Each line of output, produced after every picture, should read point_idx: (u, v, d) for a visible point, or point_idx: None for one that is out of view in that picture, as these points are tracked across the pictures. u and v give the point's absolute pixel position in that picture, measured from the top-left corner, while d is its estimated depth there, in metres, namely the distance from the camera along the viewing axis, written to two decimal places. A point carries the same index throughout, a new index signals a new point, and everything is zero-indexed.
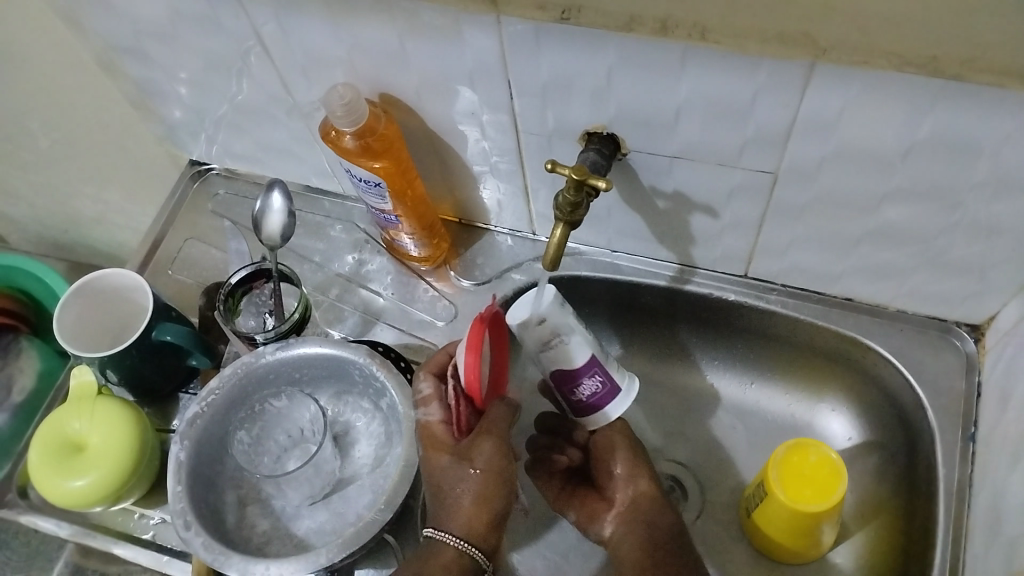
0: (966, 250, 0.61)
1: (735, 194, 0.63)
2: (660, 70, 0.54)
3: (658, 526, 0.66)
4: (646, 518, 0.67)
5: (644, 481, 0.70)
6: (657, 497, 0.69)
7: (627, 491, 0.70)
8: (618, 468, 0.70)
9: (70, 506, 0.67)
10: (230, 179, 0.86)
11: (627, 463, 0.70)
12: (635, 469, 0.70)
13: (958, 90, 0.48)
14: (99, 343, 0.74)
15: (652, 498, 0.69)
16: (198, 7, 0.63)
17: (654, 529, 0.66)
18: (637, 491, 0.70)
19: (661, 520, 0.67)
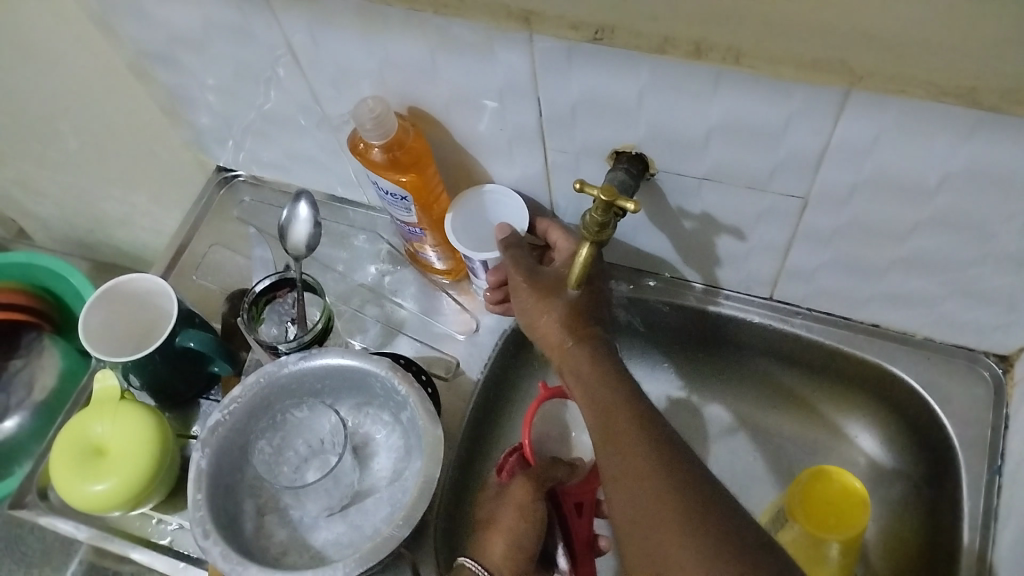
0: (1000, 281, 0.60)
1: (763, 217, 0.63)
2: (693, 91, 0.53)
3: (601, 393, 0.57)
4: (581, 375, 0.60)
5: (570, 322, 0.62)
6: (567, 314, 0.62)
7: (556, 332, 0.62)
8: (536, 310, 0.63)
9: (78, 506, 0.67)
10: (256, 186, 0.87)
11: (545, 306, 0.63)
12: (536, 281, 0.64)
13: (996, 121, 0.47)
14: (126, 343, 0.74)
15: (570, 327, 0.62)
16: (232, 18, 0.63)
17: (594, 395, 0.58)
18: (548, 309, 0.62)
19: (593, 374, 0.59)
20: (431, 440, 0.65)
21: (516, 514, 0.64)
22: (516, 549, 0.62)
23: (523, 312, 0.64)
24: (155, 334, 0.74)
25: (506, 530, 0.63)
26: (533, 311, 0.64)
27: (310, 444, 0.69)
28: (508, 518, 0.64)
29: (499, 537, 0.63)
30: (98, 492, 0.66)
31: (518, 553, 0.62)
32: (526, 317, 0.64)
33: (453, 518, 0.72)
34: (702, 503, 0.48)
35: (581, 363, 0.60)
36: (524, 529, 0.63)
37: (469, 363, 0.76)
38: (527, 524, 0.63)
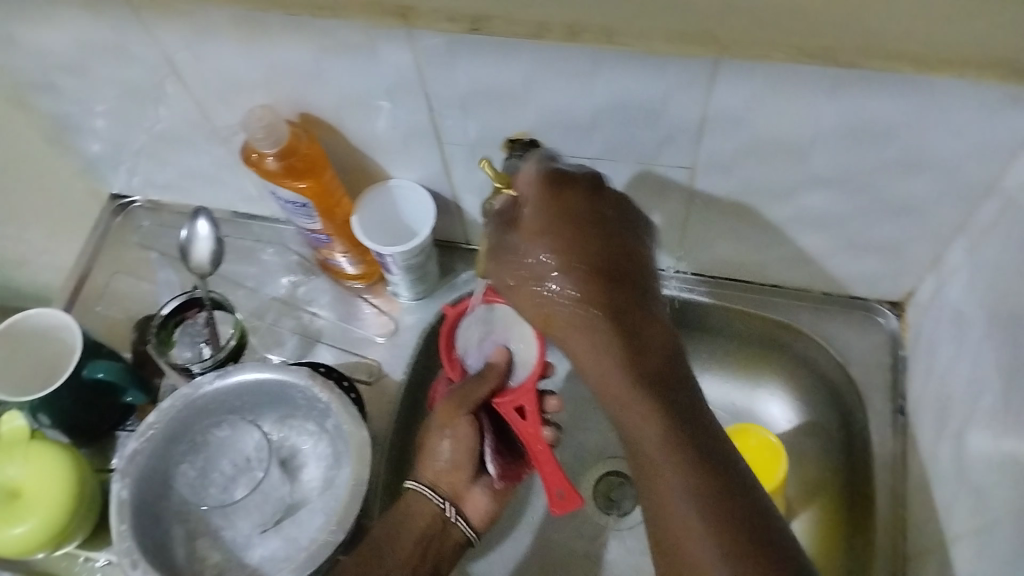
0: (882, 230, 0.63)
1: (656, 191, 0.65)
2: (574, 74, 0.55)
3: (630, 393, 0.51)
4: (594, 349, 0.52)
5: (590, 296, 0.52)
6: (593, 284, 0.52)
7: (573, 312, 0.52)
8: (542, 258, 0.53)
9: None
10: (155, 210, 0.85)
11: (559, 265, 0.53)
12: (551, 235, 0.53)
13: (854, 79, 0.50)
14: (32, 381, 0.71)
15: (590, 292, 0.52)
16: (107, 38, 0.62)
17: (611, 376, 0.51)
18: (562, 266, 0.53)
19: (617, 353, 0.51)
20: (357, 442, 0.65)
21: (444, 433, 0.65)
22: (450, 462, 0.65)
23: (527, 262, 0.54)
24: (61, 367, 0.72)
25: (435, 448, 0.65)
26: (545, 265, 0.53)
27: (235, 462, 0.68)
28: (438, 438, 0.65)
29: (433, 450, 0.65)
30: (49, 509, 0.65)
31: (451, 464, 0.65)
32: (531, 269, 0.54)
33: None
34: (748, 529, 0.47)
35: (583, 335, 0.52)
36: (453, 445, 0.65)
37: (391, 364, 0.76)
38: (453, 441, 0.65)
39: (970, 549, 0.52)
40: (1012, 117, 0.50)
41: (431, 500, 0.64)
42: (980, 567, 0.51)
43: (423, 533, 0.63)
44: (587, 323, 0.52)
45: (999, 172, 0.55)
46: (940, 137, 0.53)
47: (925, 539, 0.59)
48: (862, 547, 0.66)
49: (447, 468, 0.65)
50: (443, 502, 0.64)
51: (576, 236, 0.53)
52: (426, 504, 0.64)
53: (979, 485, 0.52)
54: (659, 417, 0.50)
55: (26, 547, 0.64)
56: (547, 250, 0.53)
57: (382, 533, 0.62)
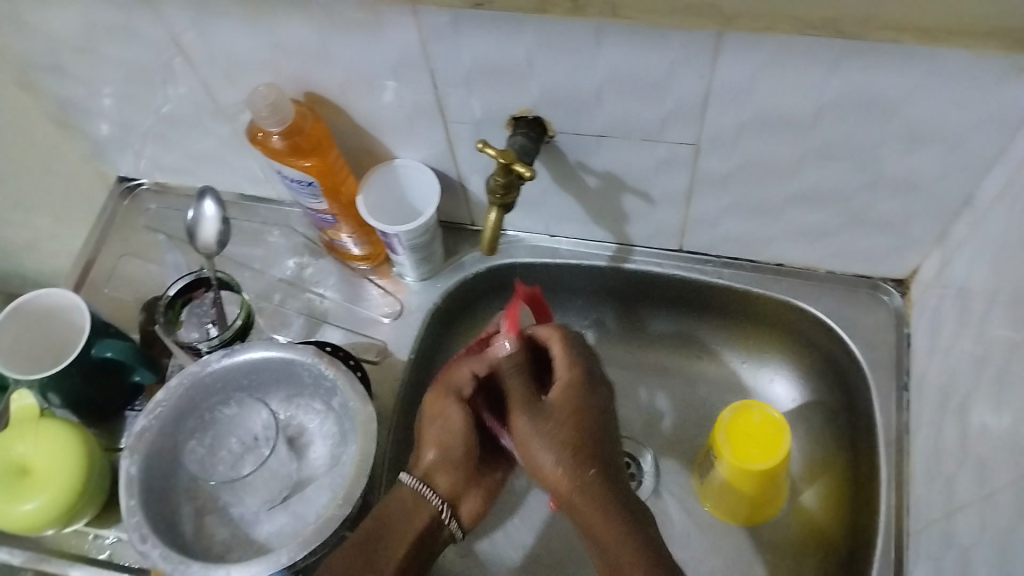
0: (887, 206, 0.63)
1: (661, 167, 0.65)
2: (577, 48, 0.55)
3: (593, 497, 0.56)
4: (577, 490, 0.56)
5: (570, 453, 0.57)
6: (581, 441, 0.57)
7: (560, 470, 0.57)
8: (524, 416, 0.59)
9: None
10: (161, 193, 0.86)
11: (546, 422, 0.59)
12: (545, 427, 0.58)
13: (858, 50, 0.50)
14: (47, 355, 0.72)
15: (580, 470, 0.56)
16: (113, 18, 0.62)
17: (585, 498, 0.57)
18: (550, 437, 0.58)
19: (589, 495, 0.56)
20: (364, 419, 0.65)
21: (450, 426, 0.63)
22: (448, 458, 0.62)
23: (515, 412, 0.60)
24: (72, 344, 0.72)
25: (435, 440, 0.62)
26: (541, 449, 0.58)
27: (242, 441, 0.69)
28: (441, 434, 0.62)
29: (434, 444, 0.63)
30: (58, 473, 0.66)
31: (451, 467, 0.62)
32: (514, 424, 0.60)
33: None
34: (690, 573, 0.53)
35: (561, 468, 0.59)
36: (456, 442, 0.62)
37: (397, 344, 0.77)
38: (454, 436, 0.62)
39: (972, 520, 0.53)
40: (1017, 86, 0.50)
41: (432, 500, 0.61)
42: (981, 539, 0.51)
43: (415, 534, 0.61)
44: (573, 477, 0.57)
45: (1004, 144, 0.55)
46: (944, 110, 0.53)
47: (928, 514, 0.60)
48: (866, 524, 0.66)
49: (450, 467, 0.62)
50: (441, 504, 0.62)
51: (573, 423, 0.58)
52: (424, 505, 0.61)
53: (983, 458, 0.52)
54: (602, 520, 0.55)
55: (46, 512, 0.65)
56: (540, 427, 0.58)
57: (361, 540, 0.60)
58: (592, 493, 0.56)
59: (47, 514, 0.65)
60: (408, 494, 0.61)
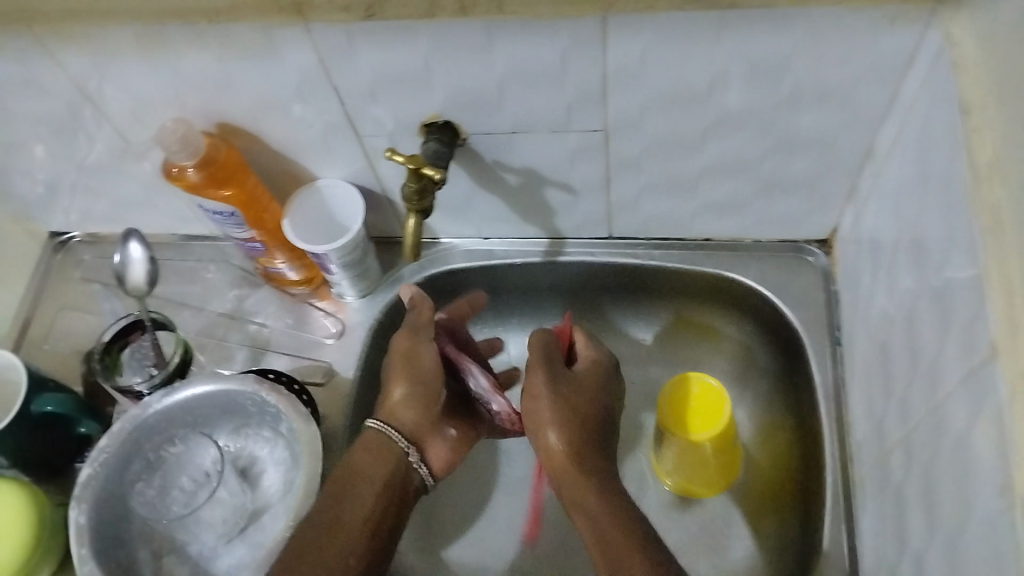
0: (795, 168, 0.65)
1: (575, 157, 0.66)
2: (470, 48, 0.56)
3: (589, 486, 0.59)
4: (579, 478, 0.59)
5: (576, 431, 0.61)
6: (585, 431, 0.61)
7: (562, 438, 0.60)
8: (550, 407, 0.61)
9: None
10: (93, 243, 0.85)
11: (564, 430, 0.60)
12: (561, 393, 0.62)
13: (736, 18, 0.52)
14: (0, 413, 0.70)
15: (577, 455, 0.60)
16: (13, 71, 0.62)
17: (596, 514, 0.57)
18: (560, 426, 0.60)
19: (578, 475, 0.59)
20: (309, 438, 0.65)
21: (404, 365, 0.64)
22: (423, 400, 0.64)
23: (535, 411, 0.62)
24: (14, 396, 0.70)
25: (409, 379, 0.64)
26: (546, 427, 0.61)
27: (194, 477, 0.69)
28: (416, 395, 0.64)
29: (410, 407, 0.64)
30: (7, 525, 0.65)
31: (416, 400, 0.64)
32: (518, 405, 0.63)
33: None
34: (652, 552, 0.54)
35: (578, 481, 0.59)
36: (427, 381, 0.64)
37: (342, 363, 0.77)
38: (413, 389, 0.64)
39: (903, 457, 0.54)
40: (893, 35, 0.52)
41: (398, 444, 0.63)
42: (911, 474, 0.52)
43: (382, 480, 0.62)
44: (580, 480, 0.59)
45: (892, 93, 0.56)
46: (829, 67, 0.55)
47: (867, 460, 0.61)
48: (816, 478, 0.68)
49: (418, 418, 0.64)
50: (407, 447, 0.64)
51: (586, 389, 0.63)
52: (388, 445, 0.63)
53: (906, 397, 0.54)
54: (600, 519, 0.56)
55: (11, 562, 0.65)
56: (557, 424, 0.60)
57: (344, 474, 0.61)
58: (585, 470, 0.59)
59: (16, 563, 0.65)
60: (374, 438, 0.63)
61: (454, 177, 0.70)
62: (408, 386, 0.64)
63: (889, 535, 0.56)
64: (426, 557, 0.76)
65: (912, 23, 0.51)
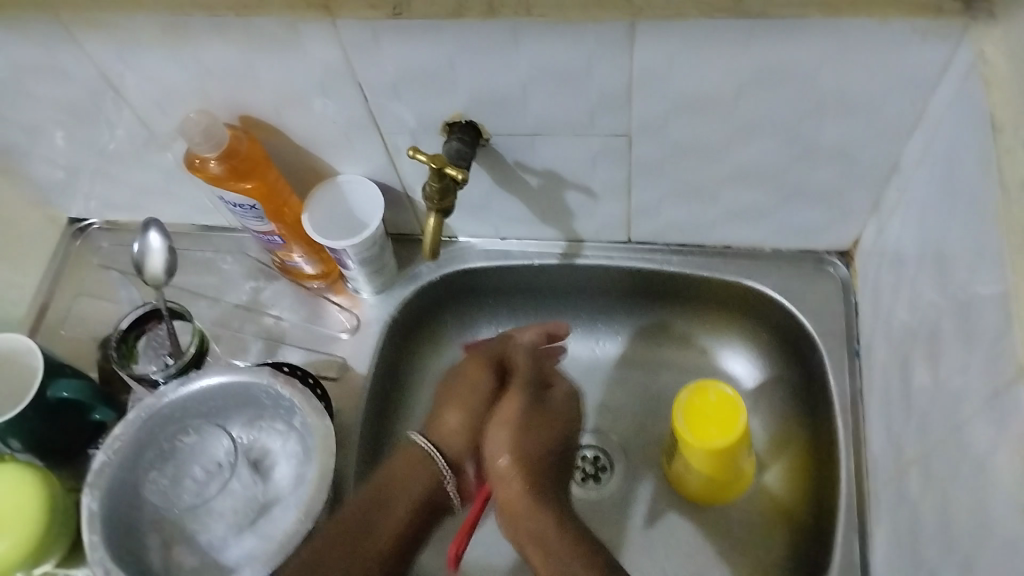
0: (818, 179, 0.65)
1: (597, 161, 0.66)
2: (497, 50, 0.56)
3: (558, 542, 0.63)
4: (550, 537, 0.64)
5: (528, 477, 0.67)
6: (537, 476, 0.68)
7: (513, 483, 0.67)
8: (505, 457, 0.68)
9: None
10: (112, 231, 0.86)
11: (513, 458, 0.68)
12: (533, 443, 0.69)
13: (765, 28, 0.51)
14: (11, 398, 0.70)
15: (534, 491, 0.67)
16: (40, 58, 0.62)
17: (552, 546, 0.63)
18: (517, 463, 0.68)
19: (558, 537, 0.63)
20: (322, 434, 0.65)
21: (466, 388, 0.72)
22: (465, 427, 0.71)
23: (489, 454, 0.69)
24: (28, 383, 0.70)
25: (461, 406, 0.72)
26: (500, 466, 0.68)
27: (205, 467, 0.70)
28: (466, 419, 0.71)
29: (454, 414, 0.71)
30: (25, 501, 0.66)
31: (469, 423, 0.71)
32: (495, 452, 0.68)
33: None
34: None
35: (531, 532, 0.65)
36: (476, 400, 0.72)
37: (356, 358, 0.77)
38: (468, 415, 0.71)
39: (920, 476, 0.54)
40: (923, 49, 0.51)
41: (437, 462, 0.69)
42: (929, 493, 0.52)
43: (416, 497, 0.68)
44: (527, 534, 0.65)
45: (920, 107, 0.56)
46: (856, 78, 0.55)
47: (883, 476, 0.61)
48: (829, 489, 0.68)
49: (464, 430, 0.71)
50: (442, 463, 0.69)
51: (542, 421, 0.71)
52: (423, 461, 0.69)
53: (926, 414, 0.53)
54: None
55: (27, 539, 0.65)
56: (511, 459, 0.68)
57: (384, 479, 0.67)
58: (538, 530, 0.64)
59: (31, 542, 0.66)
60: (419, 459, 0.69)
61: (475, 177, 0.70)
62: (455, 408, 0.71)
63: (904, 553, 0.56)
64: (435, 557, 0.76)
65: (942, 38, 0.50)
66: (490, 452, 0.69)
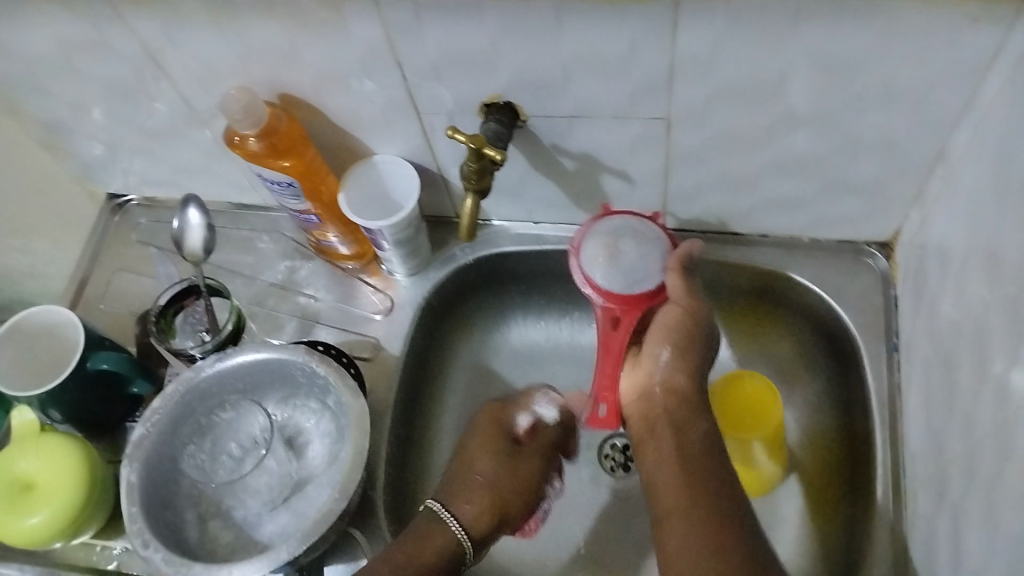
0: (863, 168, 0.64)
1: (636, 146, 0.65)
2: (540, 31, 0.56)
3: (714, 495, 0.56)
4: (693, 450, 0.58)
5: (693, 372, 0.62)
6: (697, 377, 0.62)
7: (670, 403, 0.61)
8: (667, 358, 0.62)
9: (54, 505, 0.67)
10: (151, 208, 0.87)
11: (680, 354, 0.62)
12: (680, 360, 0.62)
13: (815, 10, 0.50)
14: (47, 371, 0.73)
15: (688, 401, 0.61)
16: (84, 33, 0.63)
17: (696, 480, 0.56)
18: (680, 366, 0.62)
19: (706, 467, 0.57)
20: (357, 412, 0.66)
21: (503, 466, 0.69)
22: (488, 511, 0.67)
23: (648, 375, 0.63)
24: (61, 353, 0.73)
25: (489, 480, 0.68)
26: (657, 378, 0.62)
27: (241, 444, 0.70)
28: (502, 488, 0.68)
29: (484, 493, 0.67)
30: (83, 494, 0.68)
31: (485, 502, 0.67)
32: (656, 363, 0.62)
33: (399, 485, 0.74)
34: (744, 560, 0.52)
35: (666, 443, 0.59)
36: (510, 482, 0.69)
37: (390, 339, 0.77)
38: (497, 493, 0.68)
39: (962, 470, 0.53)
40: (976, 37, 0.50)
41: (454, 528, 0.64)
42: (971, 487, 0.51)
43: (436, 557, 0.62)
44: (666, 434, 0.60)
45: (971, 95, 0.55)
46: (906, 63, 0.53)
47: (921, 469, 0.60)
48: (863, 480, 0.67)
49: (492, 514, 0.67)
50: (461, 530, 0.64)
51: (694, 332, 0.62)
52: (444, 530, 0.64)
53: (968, 410, 0.53)
54: (723, 534, 0.53)
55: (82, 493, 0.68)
56: (673, 372, 0.62)
57: (411, 548, 0.61)
58: (685, 472, 0.57)
59: (77, 503, 0.67)
60: (449, 540, 0.63)
61: (512, 160, 0.70)
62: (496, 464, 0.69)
63: (943, 547, 0.55)
64: None
65: (997, 24, 0.49)
66: (649, 370, 0.63)
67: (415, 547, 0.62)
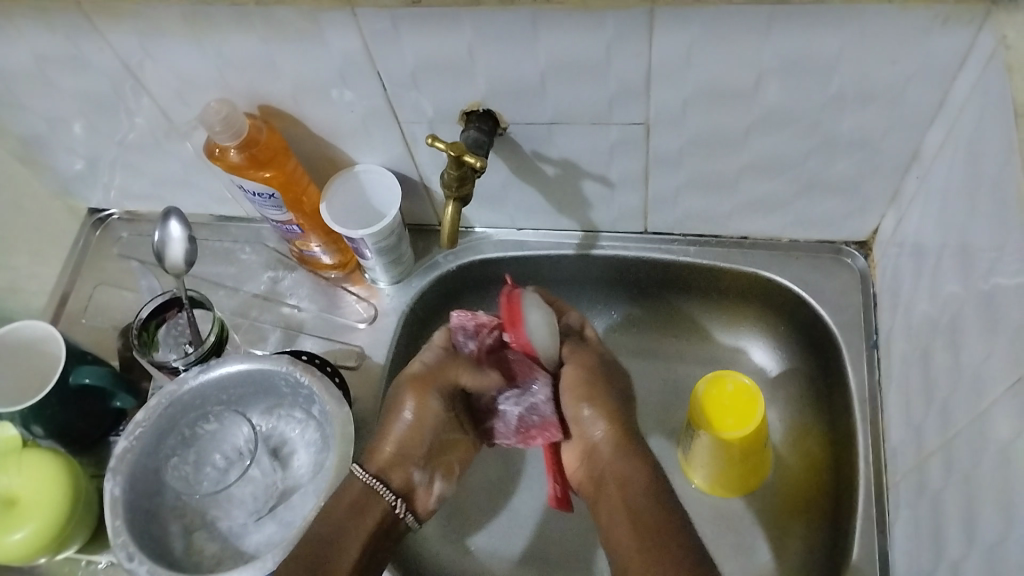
0: (838, 169, 0.65)
1: (615, 151, 0.66)
2: (515, 38, 0.56)
3: (649, 524, 0.57)
4: (637, 493, 0.60)
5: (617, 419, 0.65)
6: (625, 423, 0.64)
7: (606, 451, 0.63)
8: (588, 411, 0.65)
9: (49, 506, 0.67)
10: (132, 221, 0.87)
11: (597, 403, 0.65)
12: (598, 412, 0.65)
13: (786, 14, 0.51)
14: (31, 386, 0.72)
15: (624, 449, 0.63)
16: (61, 47, 0.63)
17: (640, 519, 0.58)
18: (601, 417, 0.64)
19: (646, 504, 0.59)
20: (341, 421, 0.66)
21: (420, 421, 0.65)
22: (404, 459, 0.65)
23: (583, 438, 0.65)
24: (46, 369, 0.72)
25: (403, 437, 0.65)
26: (591, 435, 0.64)
27: (225, 455, 0.71)
28: (417, 434, 0.65)
29: (404, 445, 0.65)
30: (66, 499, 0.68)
31: (406, 450, 0.65)
32: (581, 423, 0.65)
33: None
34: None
35: (613, 496, 0.61)
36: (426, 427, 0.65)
37: (374, 348, 0.77)
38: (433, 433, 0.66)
39: (941, 465, 0.54)
40: (944, 37, 0.51)
41: (386, 498, 0.63)
42: (949, 482, 0.52)
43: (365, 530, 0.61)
44: (612, 489, 0.61)
45: (942, 94, 0.56)
46: (877, 65, 0.54)
47: (902, 465, 0.61)
48: (846, 477, 0.68)
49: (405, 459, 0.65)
50: (394, 499, 0.63)
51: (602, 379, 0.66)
52: (377, 499, 0.63)
53: (946, 404, 0.53)
54: (662, 555, 0.55)
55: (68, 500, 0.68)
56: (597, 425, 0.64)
57: (329, 511, 0.61)
58: (631, 518, 0.58)
59: (64, 514, 0.67)
60: (363, 492, 0.62)
61: (492, 166, 0.70)
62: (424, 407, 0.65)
63: (925, 541, 0.56)
64: (454, 545, 0.76)
65: (964, 24, 0.50)
66: (583, 430, 0.65)
67: (331, 505, 0.61)
